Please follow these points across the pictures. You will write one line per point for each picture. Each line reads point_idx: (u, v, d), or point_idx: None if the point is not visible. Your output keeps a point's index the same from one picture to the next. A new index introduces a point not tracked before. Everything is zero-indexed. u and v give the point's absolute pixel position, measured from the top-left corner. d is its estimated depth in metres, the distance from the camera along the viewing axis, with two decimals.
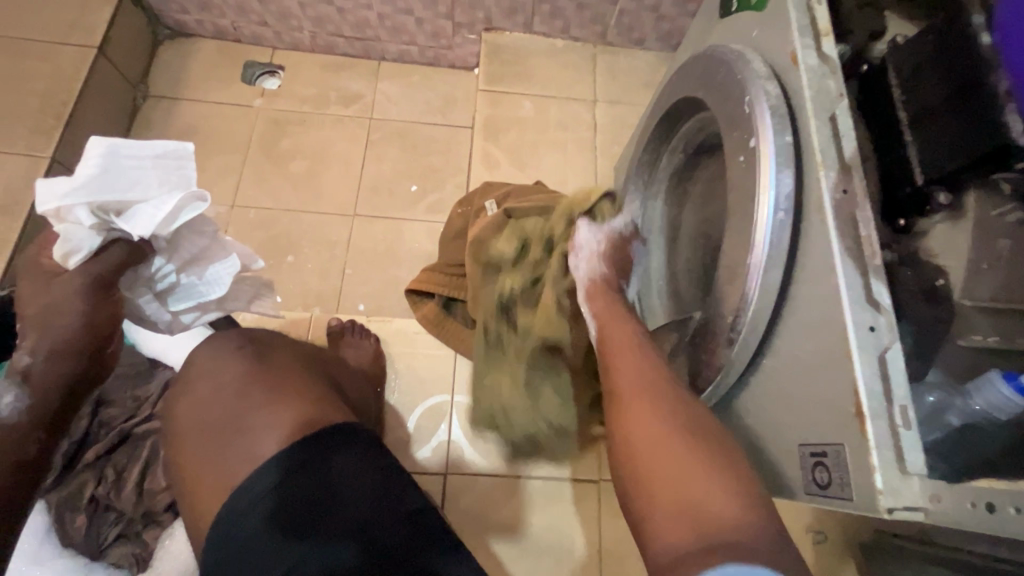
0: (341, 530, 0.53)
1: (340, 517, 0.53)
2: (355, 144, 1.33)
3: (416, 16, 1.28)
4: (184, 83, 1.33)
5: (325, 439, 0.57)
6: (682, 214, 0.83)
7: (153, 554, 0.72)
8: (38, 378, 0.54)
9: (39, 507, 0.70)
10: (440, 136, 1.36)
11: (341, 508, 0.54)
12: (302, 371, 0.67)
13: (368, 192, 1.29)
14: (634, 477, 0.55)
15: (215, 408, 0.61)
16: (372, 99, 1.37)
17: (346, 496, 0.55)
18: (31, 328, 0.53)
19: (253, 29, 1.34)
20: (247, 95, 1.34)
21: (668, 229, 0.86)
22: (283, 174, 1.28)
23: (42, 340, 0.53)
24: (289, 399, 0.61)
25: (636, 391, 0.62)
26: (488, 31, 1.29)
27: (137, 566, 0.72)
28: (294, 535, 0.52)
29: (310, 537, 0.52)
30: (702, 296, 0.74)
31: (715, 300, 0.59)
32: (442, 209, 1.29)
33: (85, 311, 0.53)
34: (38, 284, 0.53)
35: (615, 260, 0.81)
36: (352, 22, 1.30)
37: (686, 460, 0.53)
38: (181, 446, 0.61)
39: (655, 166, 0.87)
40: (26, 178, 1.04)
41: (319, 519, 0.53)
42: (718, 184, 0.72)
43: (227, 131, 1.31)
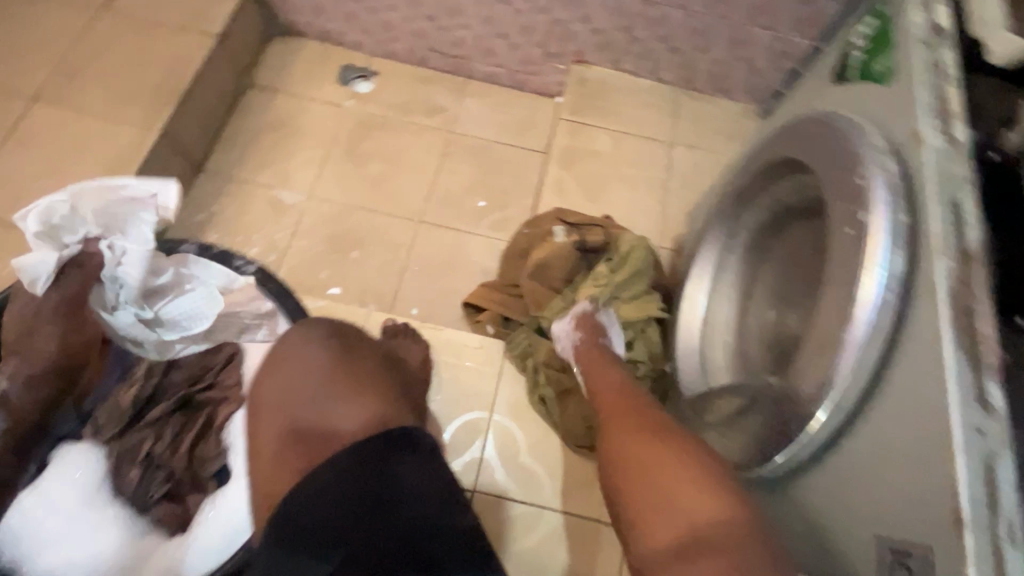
0: (396, 536, 0.54)
1: (397, 524, 0.55)
2: (432, 154, 1.37)
3: (510, 41, 1.32)
4: (284, 77, 1.42)
5: (392, 442, 0.59)
6: (761, 274, 0.82)
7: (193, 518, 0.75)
8: (16, 400, 0.69)
9: (99, 455, 0.74)
10: (513, 158, 1.39)
11: (398, 514, 0.55)
12: (379, 370, 0.69)
13: (437, 201, 1.32)
14: (636, 510, 0.63)
15: (298, 393, 0.64)
16: (455, 113, 1.42)
17: (405, 502, 0.56)
18: (18, 358, 0.70)
19: (355, 35, 1.42)
20: (339, 95, 1.41)
21: (742, 287, 0.85)
22: (361, 173, 1.34)
23: (22, 366, 0.70)
24: (368, 395, 0.64)
25: (638, 428, 0.69)
26: (577, 63, 1.31)
27: (177, 527, 0.75)
28: (350, 535, 0.53)
29: (366, 537, 0.53)
30: (776, 363, 0.73)
31: (804, 369, 0.60)
32: (506, 227, 1.31)
33: (53, 334, 0.71)
34: (20, 320, 0.71)
35: (589, 329, 0.89)
36: (449, 39, 1.36)
37: (683, 494, 0.60)
38: (259, 424, 0.64)
39: (739, 221, 0.85)
40: (135, 146, 1.13)
41: (376, 521, 0.54)
42: (811, 252, 0.72)
43: (316, 127, 1.38)
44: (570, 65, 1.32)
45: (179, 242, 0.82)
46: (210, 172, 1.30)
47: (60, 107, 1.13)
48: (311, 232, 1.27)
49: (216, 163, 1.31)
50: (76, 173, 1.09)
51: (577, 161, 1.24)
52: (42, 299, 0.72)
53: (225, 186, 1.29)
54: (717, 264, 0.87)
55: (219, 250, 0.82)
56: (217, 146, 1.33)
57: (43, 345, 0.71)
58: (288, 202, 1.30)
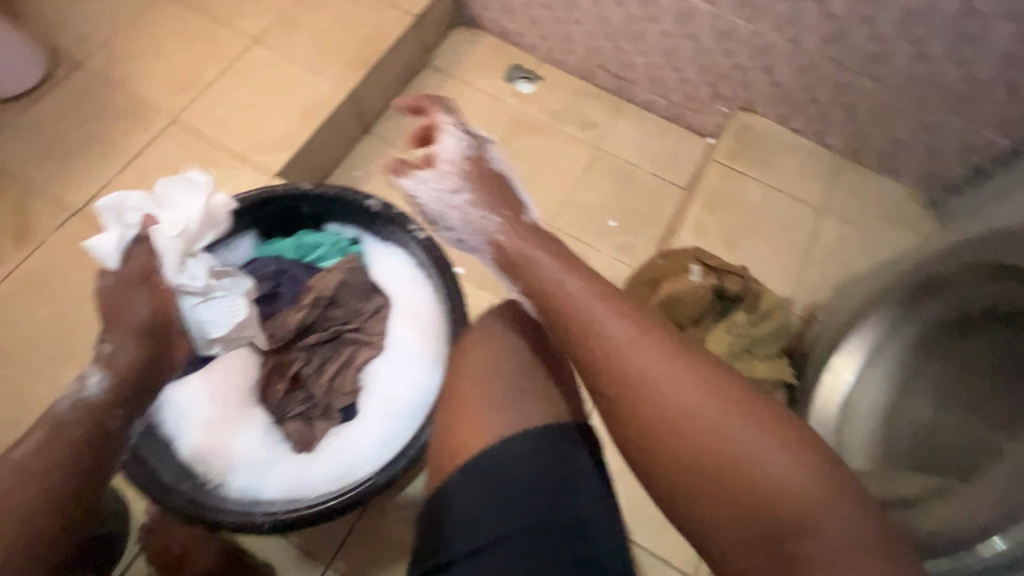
0: (561, 523, 0.56)
1: (563, 511, 0.56)
2: (575, 165, 1.41)
3: (682, 75, 1.34)
4: (458, 64, 1.51)
5: (567, 435, 0.61)
6: (926, 370, 0.86)
7: (316, 442, 0.81)
8: (119, 363, 0.69)
9: (257, 361, 0.84)
10: (653, 187, 1.40)
11: (565, 502, 0.57)
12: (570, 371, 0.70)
13: (571, 211, 1.36)
14: (729, 510, 0.55)
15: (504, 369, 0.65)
16: (606, 132, 1.46)
17: (572, 493, 0.57)
18: (116, 326, 0.72)
19: (532, 39, 1.49)
20: (503, 91, 1.49)
21: (898, 376, 0.89)
22: (507, 168, 1.40)
23: (123, 331, 0.72)
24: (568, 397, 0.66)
25: (645, 360, 0.60)
26: (743, 110, 1.31)
27: (300, 445, 0.81)
28: (521, 508, 0.56)
29: (533, 515, 0.56)
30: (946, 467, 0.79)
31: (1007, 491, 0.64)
32: (630, 251, 1.33)
33: (153, 298, 0.74)
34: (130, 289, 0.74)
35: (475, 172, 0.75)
36: (621, 61, 1.40)
37: (663, 397, 0.58)
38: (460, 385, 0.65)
39: (911, 313, 0.86)
40: (327, 99, 1.25)
41: (541, 502, 0.56)
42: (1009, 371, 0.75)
43: (475, 115, 1.46)
44: (735, 111, 1.33)
45: (366, 194, 0.89)
46: (375, 136, 1.41)
47: (275, 52, 1.28)
48: None
49: (382, 128, 1.42)
50: (273, 111, 1.23)
51: (722, 205, 1.23)
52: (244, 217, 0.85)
53: (385, 151, 1.40)
54: (874, 348, 0.89)
55: (398, 212, 0.87)
56: (386, 113, 1.44)
57: (141, 312, 0.73)
58: None
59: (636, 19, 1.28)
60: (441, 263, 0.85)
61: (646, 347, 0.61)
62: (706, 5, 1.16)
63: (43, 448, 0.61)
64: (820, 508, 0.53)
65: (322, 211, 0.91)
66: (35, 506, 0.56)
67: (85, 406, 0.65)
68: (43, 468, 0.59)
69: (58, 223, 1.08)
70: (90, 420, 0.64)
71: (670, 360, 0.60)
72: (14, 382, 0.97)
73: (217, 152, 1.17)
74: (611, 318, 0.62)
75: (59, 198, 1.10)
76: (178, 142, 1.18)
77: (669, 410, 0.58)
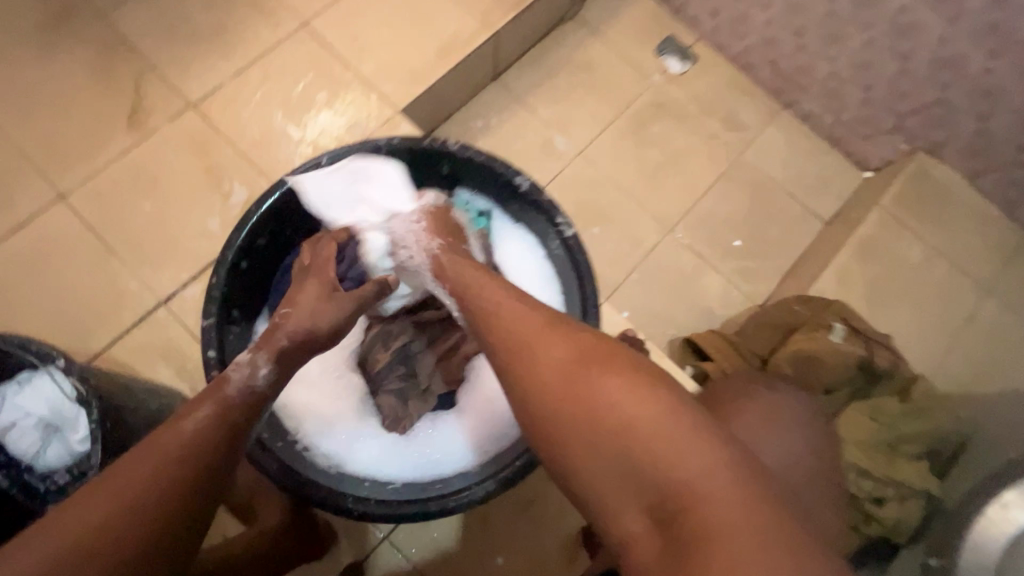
0: None
1: None
2: (712, 168, 1.26)
3: (868, 95, 1.16)
4: (607, 22, 1.33)
5: None
6: None
7: (411, 424, 0.75)
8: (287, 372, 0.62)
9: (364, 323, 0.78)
10: (792, 212, 1.25)
11: None
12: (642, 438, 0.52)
13: (696, 218, 1.23)
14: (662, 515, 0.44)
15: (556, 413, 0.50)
16: (753, 138, 1.29)
17: None
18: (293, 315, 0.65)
19: (700, 12, 1.30)
20: (651, 66, 1.32)
21: None
22: (636, 154, 1.26)
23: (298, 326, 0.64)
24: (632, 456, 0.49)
25: (531, 332, 0.55)
26: (927, 154, 1.15)
27: (393, 423, 0.75)
28: None
29: None
30: None
31: None
32: (751, 279, 1.19)
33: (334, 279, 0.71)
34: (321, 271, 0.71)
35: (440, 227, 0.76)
36: (799, 62, 1.22)
37: (588, 386, 0.49)
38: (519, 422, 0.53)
39: None
40: (468, 36, 1.11)
41: None
42: None
43: (615, 86, 1.30)
44: (916, 152, 1.16)
45: (516, 169, 0.77)
46: (502, 85, 1.28)
47: None
48: (565, 188, 1.23)
49: (510, 79, 1.28)
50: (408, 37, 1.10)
51: (876, 257, 1.08)
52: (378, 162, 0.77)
53: (509, 106, 1.27)
54: None
55: (548, 198, 0.77)
56: (518, 63, 1.29)
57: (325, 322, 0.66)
58: (558, 148, 1.25)
59: (839, 20, 1.10)
60: (583, 269, 0.76)
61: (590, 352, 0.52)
62: (941, 23, 0.99)
63: (213, 422, 0.52)
64: (731, 503, 0.41)
65: (459, 176, 0.82)
66: (163, 510, 0.45)
67: (226, 383, 0.56)
68: (180, 457, 0.48)
69: (171, 115, 1.02)
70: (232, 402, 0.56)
71: (573, 339, 0.53)
72: (110, 276, 0.94)
73: (341, 71, 1.06)
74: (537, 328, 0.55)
75: (175, 88, 1.03)
76: (303, 51, 1.07)
77: (610, 410, 0.47)
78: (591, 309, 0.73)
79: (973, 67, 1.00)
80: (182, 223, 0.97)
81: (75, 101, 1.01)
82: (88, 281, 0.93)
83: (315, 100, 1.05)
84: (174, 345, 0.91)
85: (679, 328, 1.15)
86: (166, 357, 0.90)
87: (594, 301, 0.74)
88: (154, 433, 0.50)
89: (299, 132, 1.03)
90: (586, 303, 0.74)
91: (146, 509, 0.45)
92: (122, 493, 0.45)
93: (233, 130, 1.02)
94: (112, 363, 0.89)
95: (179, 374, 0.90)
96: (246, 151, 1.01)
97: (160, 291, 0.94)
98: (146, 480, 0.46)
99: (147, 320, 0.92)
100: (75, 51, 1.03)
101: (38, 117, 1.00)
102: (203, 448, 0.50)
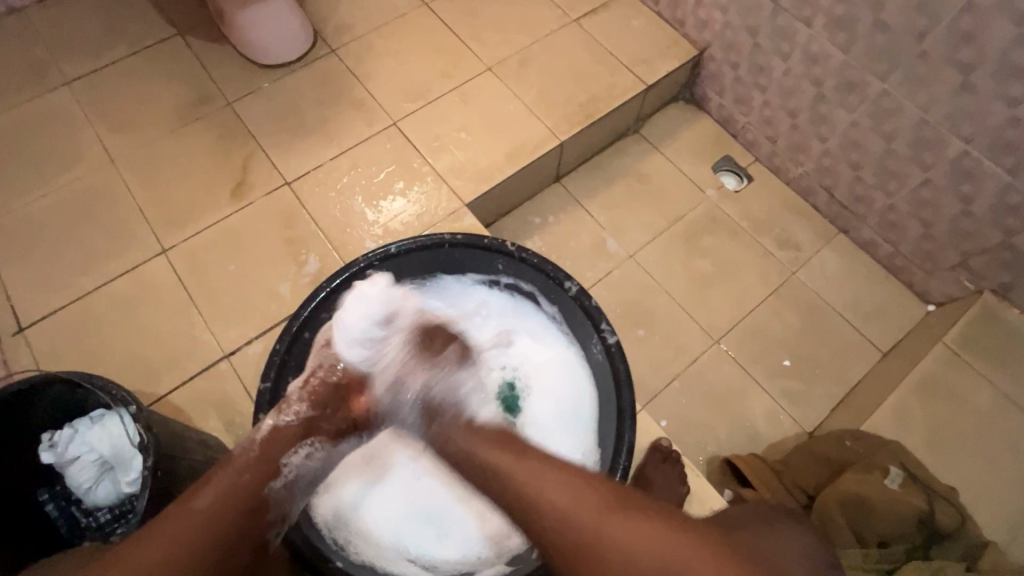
0: None
1: None
2: (763, 283, 1.26)
3: (928, 230, 1.14)
4: (669, 140, 1.41)
5: None
6: None
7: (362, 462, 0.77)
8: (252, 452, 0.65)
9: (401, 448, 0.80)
10: (847, 338, 1.21)
11: None
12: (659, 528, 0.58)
13: (742, 332, 1.22)
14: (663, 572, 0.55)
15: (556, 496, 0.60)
16: (808, 258, 1.29)
17: None
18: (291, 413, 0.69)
19: (758, 137, 1.35)
20: (706, 181, 1.37)
21: None
22: (686, 262, 1.29)
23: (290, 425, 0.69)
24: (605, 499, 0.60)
25: (576, 488, 0.60)
26: (992, 293, 1.11)
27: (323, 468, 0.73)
28: None
29: None
30: None
31: None
32: (798, 402, 1.16)
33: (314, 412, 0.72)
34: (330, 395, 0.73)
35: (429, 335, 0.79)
36: (855, 192, 1.23)
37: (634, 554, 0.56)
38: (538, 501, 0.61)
39: None
40: (538, 146, 1.23)
41: None
42: None
43: (670, 197, 1.35)
44: (982, 291, 1.12)
45: (567, 272, 0.83)
46: (562, 186, 1.36)
47: (501, 83, 1.28)
48: (612, 288, 1.26)
49: (570, 181, 1.37)
50: (486, 144, 1.22)
51: (936, 398, 1.04)
52: (449, 256, 0.87)
53: (567, 206, 1.34)
54: None
55: (595, 304, 0.81)
56: (580, 168, 1.38)
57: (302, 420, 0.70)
58: (610, 249, 1.30)
59: (897, 159, 1.11)
60: (622, 378, 0.78)
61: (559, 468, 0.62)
62: (1002, 172, 0.97)
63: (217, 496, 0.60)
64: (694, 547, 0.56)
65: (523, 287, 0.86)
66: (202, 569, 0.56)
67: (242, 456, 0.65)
68: (212, 509, 0.59)
69: (269, 190, 1.15)
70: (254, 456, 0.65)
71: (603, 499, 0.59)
72: (185, 325, 1.03)
73: (419, 165, 1.19)
74: (556, 478, 0.61)
75: (277, 169, 1.18)
76: (388, 146, 1.21)
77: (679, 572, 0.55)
78: (627, 422, 0.75)
79: None
80: (257, 285, 1.07)
81: (191, 172, 1.17)
82: (166, 328, 1.03)
83: (393, 189, 1.17)
84: (228, 397, 0.98)
85: (719, 447, 1.12)
86: (218, 409, 0.97)
87: (630, 410, 0.76)
88: (186, 501, 0.59)
89: (374, 214, 1.14)
90: (623, 414, 0.76)
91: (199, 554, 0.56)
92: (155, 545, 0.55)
93: (318, 208, 1.14)
94: (169, 409, 0.96)
95: (227, 427, 0.96)
96: (324, 226, 1.13)
97: (225, 345, 1.02)
98: (192, 528, 0.57)
99: (210, 370, 1.00)
100: (200, 131, 1.21)
101: (160, 183, 1.15)
102: (233, 508, 0.60)
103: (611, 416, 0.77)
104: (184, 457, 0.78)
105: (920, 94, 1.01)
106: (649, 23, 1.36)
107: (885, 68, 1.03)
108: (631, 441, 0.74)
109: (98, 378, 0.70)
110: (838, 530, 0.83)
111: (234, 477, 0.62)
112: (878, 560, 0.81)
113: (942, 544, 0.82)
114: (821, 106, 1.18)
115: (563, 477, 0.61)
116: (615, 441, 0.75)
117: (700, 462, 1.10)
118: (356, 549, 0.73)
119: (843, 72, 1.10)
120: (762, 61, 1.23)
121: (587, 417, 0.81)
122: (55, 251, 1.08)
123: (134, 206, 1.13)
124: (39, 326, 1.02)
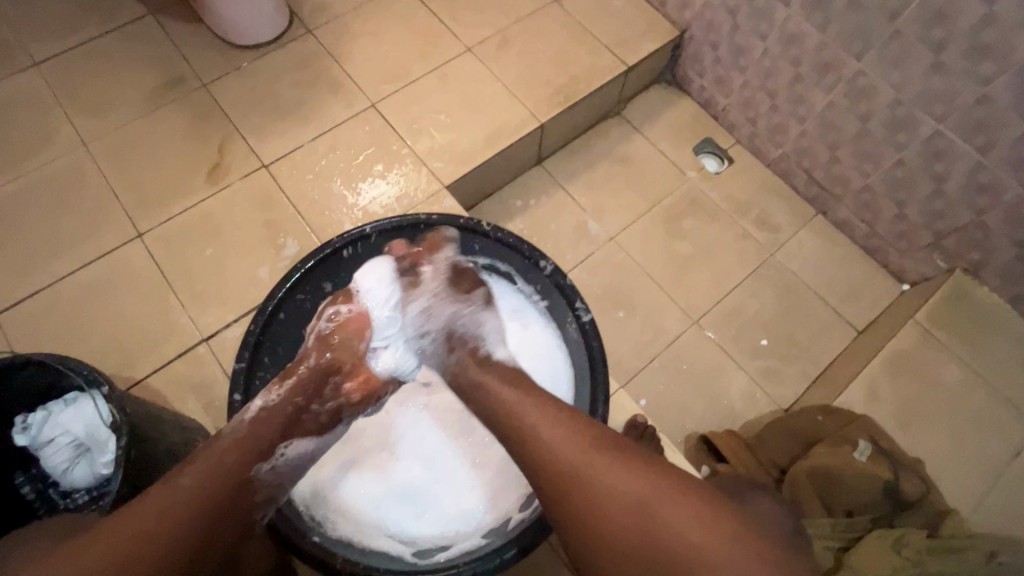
0: None
1: None
2: (742, 264, 1.28)
3: (902, 210, 1.16)
4: (650, 122, 1.41)
5: None
6: None
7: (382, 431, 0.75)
8: (239, 433, 0.65)
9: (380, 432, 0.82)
10: (823, 318, 1.23)
11: None
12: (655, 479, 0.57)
13: (721, 313, 1.23)
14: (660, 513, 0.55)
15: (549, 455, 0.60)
16: (786, 239, 1.30)
17: None
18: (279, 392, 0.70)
19: (739, 120, 1.36)
20: (687, 163, 1.37)
21: None
22: (667, 244, 1.29)
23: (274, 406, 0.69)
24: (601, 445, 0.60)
25: (574, 450, 0.59)
26: (964, 271, 1.13)
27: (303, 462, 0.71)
28: None
29: None
30: None
31: None
32: (774, 380, 1.18)
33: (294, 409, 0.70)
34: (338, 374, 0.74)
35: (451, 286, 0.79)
36: (833, 173, 1.24)
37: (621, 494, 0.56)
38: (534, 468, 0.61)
39: None
40: (519, 128, 1.23)
41: None
42: None
43: (651, 179, 1.36)
44: (955, 270, 1.14)
45: (541, 252, 0.83)
46: (543, 169, 1.36)
47: (481, 64, 1.27)
48: (593, 270, 1.26)
49: (552, 164, 1.36)
50: (467, 127, 1.21)
51: (907, 375, 1.07)
52: (427, 238, 0.87)
53: (549, 189, 1.34)
54: None
55: (570, 284, 0.81)
56: (562, 151, 1.38)
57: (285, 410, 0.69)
58: (591, 231, 1.30)
59: (872, 140, 1.12)
60: (596, 356, 0.78)
61: (562, 430, 0.62)
62: (973, 152, 0.99)
63: (198, 482, 0.60)
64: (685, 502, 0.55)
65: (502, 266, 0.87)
66: (194, 544, 0.56)
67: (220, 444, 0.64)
68: (189, 502, 0.58)
69: (245, 173, 1.14)
70: (242, 444, 0.65)
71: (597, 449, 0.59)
72: (162, 310, 1.02)
73: (398, 147, 1.18)
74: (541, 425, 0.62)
75: (253, 152, 1.16)
76: (366, 128, 1.20)
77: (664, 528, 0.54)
78: (601, 400, 0.76)
79: (1012, 195, 0.98)
80: (235, 268, 1.07)
81: (166, 154, 1.15)
82: (142, 312, 1.02)
83: (372, 171, 1.16)
84: (206, 381, 0.98)
85: (696, 425, 1.14)
86: (196, 393, 0.97)
87: (604, 388, 0.76)
88: (174, 478, 0.59)
89: (353, 197, 1.13)
90: (597, 392, 0.76)
91: (172, 543, 0.55)
92: (129, 532, 0.54)
93: (296, 191, 1.13)
94: (147, 394, 0.96)
95: (205, 410, 0.96)
96: (302, 210, 1.12)
97: (203, 328, 1.02)
98: (190, 499, 0.58)
99: (188, 355, 0.99)
100: (174, 113, 1.19)
101: (133, 166, 1.14)
102: (227, 481, 0.61)
103: (585, 394, 0.78)
104: (160, 439, 0.78)
105: (895, 74, 1.02)
106: (630, 3, 1.35)
107: (860, 48, 1.03)
108: (603, 416, 0.75)
109: (70, 360, 0.70)
110: (804, 500, 0.85)
111: (214, 464, 0.62)
112: (846, 529, 0.83)
113: (905, 515, 0.85)
114: (799, 87, 1.18)
115: (549, 425, 0.62)
116: (589, 418, 0.75)
117: (678, 440, 1.12)
118: (334, 526, 0.74)
119: (820, 52, 1.10)
120: (742, 41, 1.23)
121: (563, 398, 0.82)
122: (26, 236, 1.07)
123: (107, 189, 1.11)
124: (12, 311, 1.01)
